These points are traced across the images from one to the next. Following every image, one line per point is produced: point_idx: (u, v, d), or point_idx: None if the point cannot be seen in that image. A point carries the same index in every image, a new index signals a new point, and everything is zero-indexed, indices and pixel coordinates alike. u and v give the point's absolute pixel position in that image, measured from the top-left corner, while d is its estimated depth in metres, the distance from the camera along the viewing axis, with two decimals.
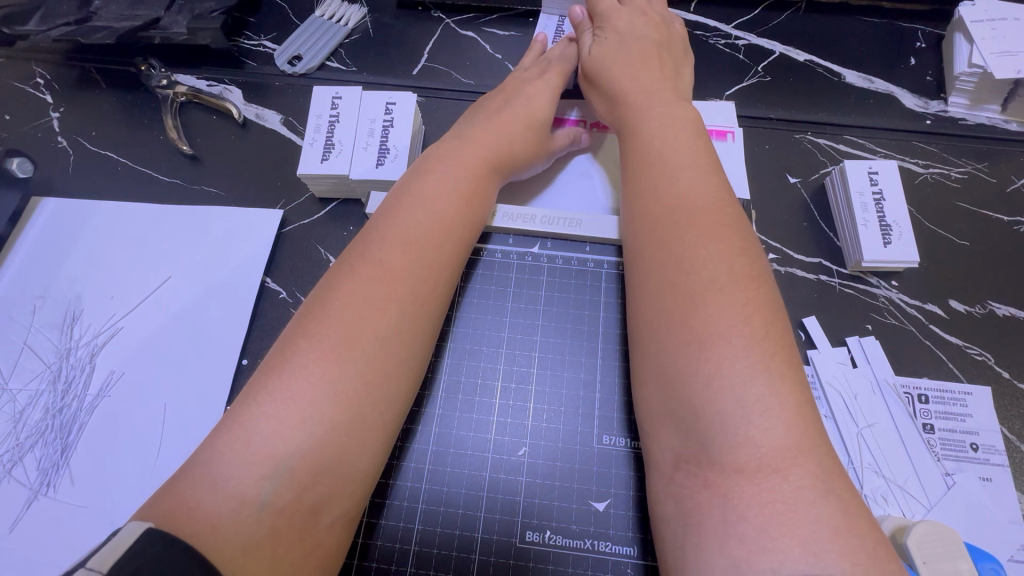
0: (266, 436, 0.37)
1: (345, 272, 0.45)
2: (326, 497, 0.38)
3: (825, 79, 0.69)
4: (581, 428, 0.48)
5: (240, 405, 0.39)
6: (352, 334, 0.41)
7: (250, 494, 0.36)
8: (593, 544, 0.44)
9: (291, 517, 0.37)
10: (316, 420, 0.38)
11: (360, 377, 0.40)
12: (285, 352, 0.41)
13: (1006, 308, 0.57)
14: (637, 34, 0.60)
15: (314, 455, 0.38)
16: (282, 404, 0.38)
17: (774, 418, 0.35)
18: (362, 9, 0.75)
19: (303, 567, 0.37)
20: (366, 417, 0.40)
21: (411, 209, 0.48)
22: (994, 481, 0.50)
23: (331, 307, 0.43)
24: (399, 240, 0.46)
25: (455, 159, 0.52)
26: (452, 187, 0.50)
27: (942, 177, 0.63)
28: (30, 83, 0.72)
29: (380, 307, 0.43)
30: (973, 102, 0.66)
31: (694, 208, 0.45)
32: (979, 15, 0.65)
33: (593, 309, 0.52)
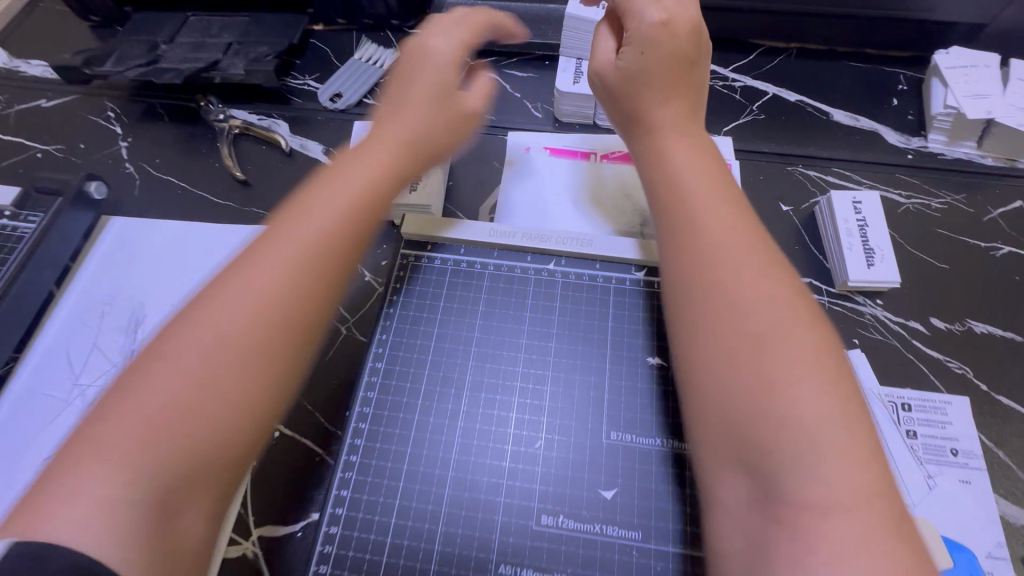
0: (125, 445, 0.38)
1: (225, 280, 0.45)
2: (189, 497, 0.39)
3: (815, 116, 0.76)
4: (591, 424, 0.53)
5: (98, 420, 0.39)
6: (221, 349, 0.42)
7: (111, 498, 0.36)
8: (601, 528, 0.49)
9: (156, 516, 0.37)
10: (181, 434, 0.39)
11: (235, 384, 0.41)
12: (145, 366, 0.41)
13: (984, 326, 0.62)
14: (674, 49, 0.56)
15: (181, 455, 0.39)
16: (157, 408, 0.39)
17: (844, 460, 0.37)
18: (396, 53, 0.85)
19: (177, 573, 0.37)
20: (233, 428, 0.41)
21: (295, 223, 0.48)
22: (973, 483, 0.53)
23: (197, 321, 0.43)
24: (272, 253, 0.46)
25: (342, 173, 0.53)
26: (343, 192, 0.51)
27: (923, 207, 0.69)
28: (101, 116, 0.82)
29: (259, 313, 0.44)
30: (951, 139, 0.73)
31: (744, 252, 0.47)
32: (953, 61, 0.72)
33: (603, 319, 0.58)
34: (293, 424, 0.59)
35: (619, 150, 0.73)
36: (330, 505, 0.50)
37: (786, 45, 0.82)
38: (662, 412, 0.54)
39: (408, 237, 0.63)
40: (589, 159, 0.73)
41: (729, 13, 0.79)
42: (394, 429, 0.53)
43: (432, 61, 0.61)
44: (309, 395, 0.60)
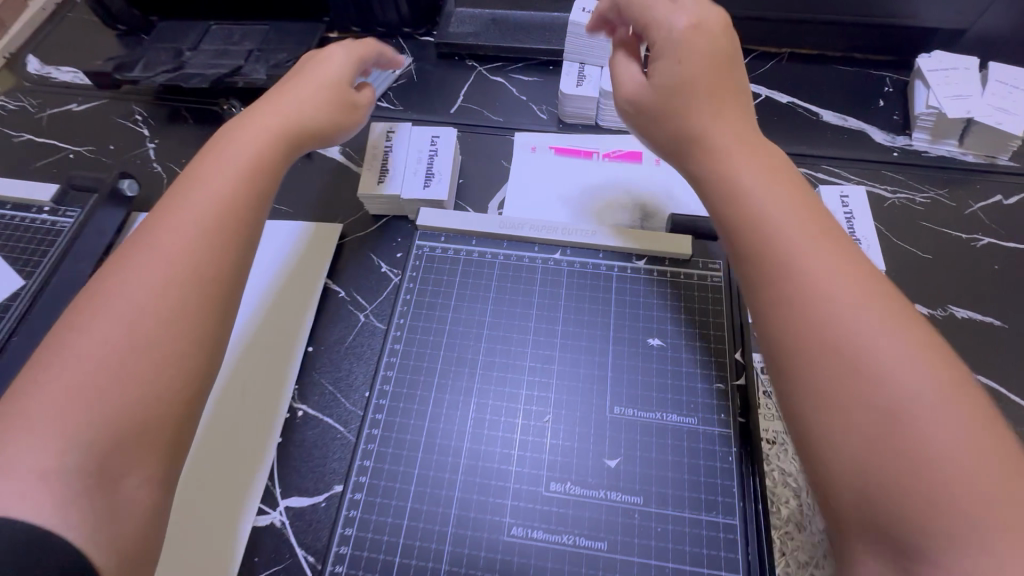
0: (49, 414, 0.38)
1: (125, 262, 0.46)
2: (125, 476, 0.40)
3: (805, 117, 0.81)
4: (596, 399, 0.56)
5: (19, 398, 0.39)
6: (133, 314, 0.43)
7: (52, 464, 0.37)
8: (607, 494, 0.51)
9: (92, 495, 0.38)
10: (101, 399, 0.40)
11: (147, 361, 0.42)
12: (60, 341, 0.42)
13: (965, 312, 0.65)
14: (712, 55, 0.51)
15: (102, 435, 0.39)
16: (67, 393, 0.39)
17: (1007, 539, 0.33)
18: (408, 59, 0.90)
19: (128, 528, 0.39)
20: (157, 388, 0.42)
21: (192, 193, 0.50)
22: None
23: (104, 293, 0.44)
24: (175, 224, 0.48)
25: (235, 144, 0.54)
26: (236, 169, 0.52)
27: (908, 201, 0.73)
28: (129, 119, 0.87)
29: (165, 288, 0.44)
30: (934, 137, 0.77)
31: (867, 302, 0.40)
32: (935, 64, 0.76)
33: (607, 302, 0.61)
34: (317, 404, 0.62)
35: (618, 149, 0.78)
36: (354, 474, 0.54)
37: (778, 50, 0.87)
38: (668, 388, 0.56)
39: (423, 229, 0.67)
40: (591, 158, 0.77)
41: None
42: (412, 404, 0.57)
43: (327, 52, 0.63)
44: (332, 377, 0.64)
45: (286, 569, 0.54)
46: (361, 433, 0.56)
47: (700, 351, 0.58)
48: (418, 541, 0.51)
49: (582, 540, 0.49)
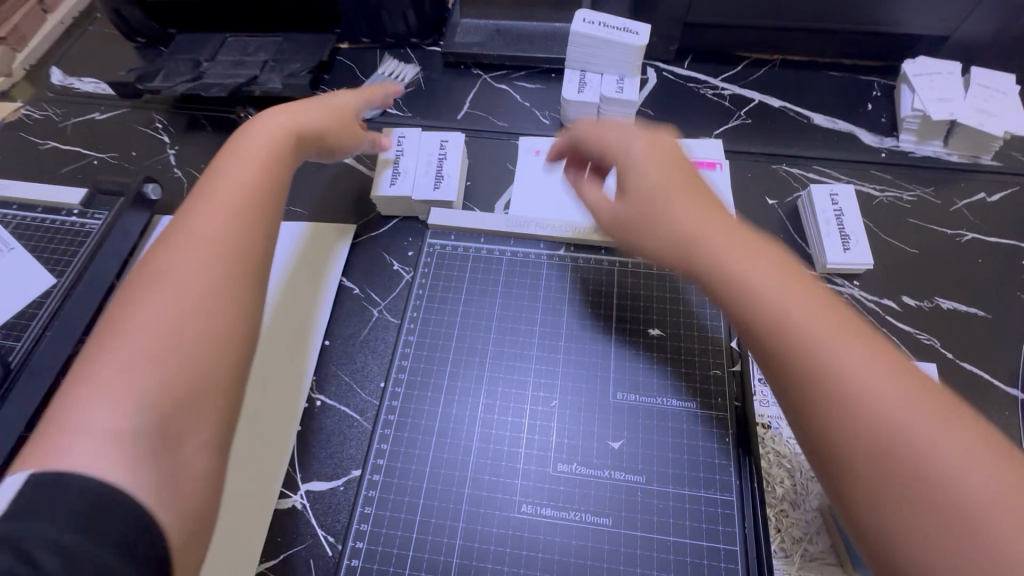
0: (116, 383, 0.41)
1: (166, 247, 0.49)
2: (187, 436, 0.42)
3: (797, 120, 0.85)
4: (600, 385, 0.59)
5: (85, 373, 0.42)
6: (180, 287, 0.46)
7: (121, 426, 0.40)
8: (611, 473, 0.54)
9: (157, 455, 0.40)
10: (159, 365, 0.43)
11: (198, 327, 0.45)
12: (117, 318, 0.45)
13: (951, 303, 0.69)
14: (672, 163, 0.52)
15: (164, 397, 0.42)
16: (129, 361, 0.42)
17: None
18: (417, 68, 0.94)
19: (190, 490, 0.41)
20: (208, 355, 0.45)
21: (221, 181, 0.54)
22: None
23: (152, 273, 0.47)
24: (211, 206, 0.51)
25: (255, 136, 0.59)
26: (257, 158, 0.57)
27: (896, 200, 0.77)
28: (150, 127, 0.91)
29: (207, 261, 0.48)
30: (920, 138, 0.81)
31: (895, 403, 0.37)
32: (920, 69, 0.80)
33: (609, 295, 0.64)
34: (334, 394, 0.65)
35: None
36: (372, 458, 0.57)
37: (770, 57, 0.91)
38: (668, 375, 0.59)
39: (433, 228, 0.70)
40: None
41: (716, 29, 0.88)
42: (426, 390, 0.60)
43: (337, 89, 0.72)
44: (348, 369, 0.67)
45: (307, 549, 0.57)
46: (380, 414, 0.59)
47: (697, 341, 0.61)
48: (433, 518, 0.54)
49: (589, 516, 0.52)
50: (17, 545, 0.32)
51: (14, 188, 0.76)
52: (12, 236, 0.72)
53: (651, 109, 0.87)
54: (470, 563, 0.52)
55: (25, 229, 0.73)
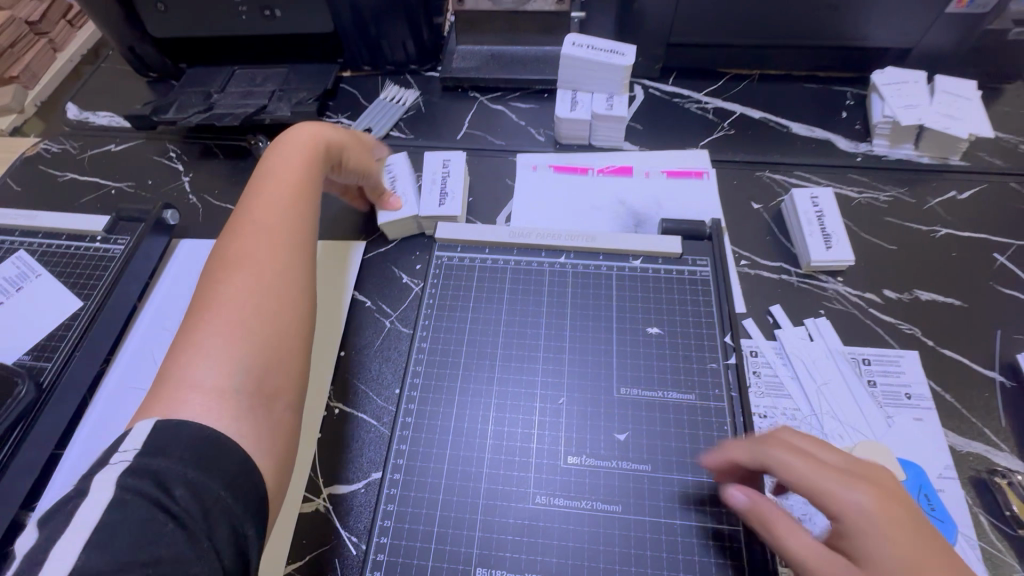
0: (218, 348, 0.50)
1: (238, 241, 0.59)
2: (276, 393, 0.51)
3: (777, 130, 0.90)
4: (604, 382, 0.62)
5: (185, 346, 0.50)
6: (259, 271, 0.56)
7: (224, 384, 0.48)
8: (618, 463, 0.58)
9: (255, 409, 0.49)
10: (249, 333, 0.52)
11: (276, 305, 0.55)
12: (206, 300, 0.54)
13: (929, 294, 0.73)
14: (911, 511, 0.43)
15: (256, 359, 0.51)
16: (225, 331, 0.51)
17: None
18: (417, 93, 1.00)
19: (278, 439, 0.49)
20: (287, 325, 0.55)
21: (271, 185, 0.65)
22: (926, 420, 0.63)
23: (230, 261, 0.57)
24: (271, 207, 0.63)
25: (291, 145, 0.68)
26: (298, 165, 0.67)
27: (873, 200, 0.82)
28: (165, 156, 0.95)
29: (275, 249, 0.59)
30: (892, 142, 0.86)
31: None
32: (888, 78, 0.86)
33: (608, 298, 0.68)
34: (352, 402, 0.69)
35: (610, 165, 0.87)
36: (392, 458, 0.60)
37: (749, 73, 0.97)
38: (668, 369, 0.63)
39: (440, 241, 0.75)
40: (587, 174, 0.86)
41: (696, 48, 0.94)
42: (441, 393, 0.64)
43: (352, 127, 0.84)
44: (364, 378, 0.70)
45: (332, 549, 0.60)
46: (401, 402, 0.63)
47: (692, 338, 0.65)
48: (453, 512, 0.57)
49: (599, 504, 0.56)
50: (153, 476, 0.40)
51: (40, 218, 0.80)
52: (38, 263, 0.76)
53: (639, 124, 0.93)
54: (490, 553, 0.54)
55: (51, 256, 0.77)
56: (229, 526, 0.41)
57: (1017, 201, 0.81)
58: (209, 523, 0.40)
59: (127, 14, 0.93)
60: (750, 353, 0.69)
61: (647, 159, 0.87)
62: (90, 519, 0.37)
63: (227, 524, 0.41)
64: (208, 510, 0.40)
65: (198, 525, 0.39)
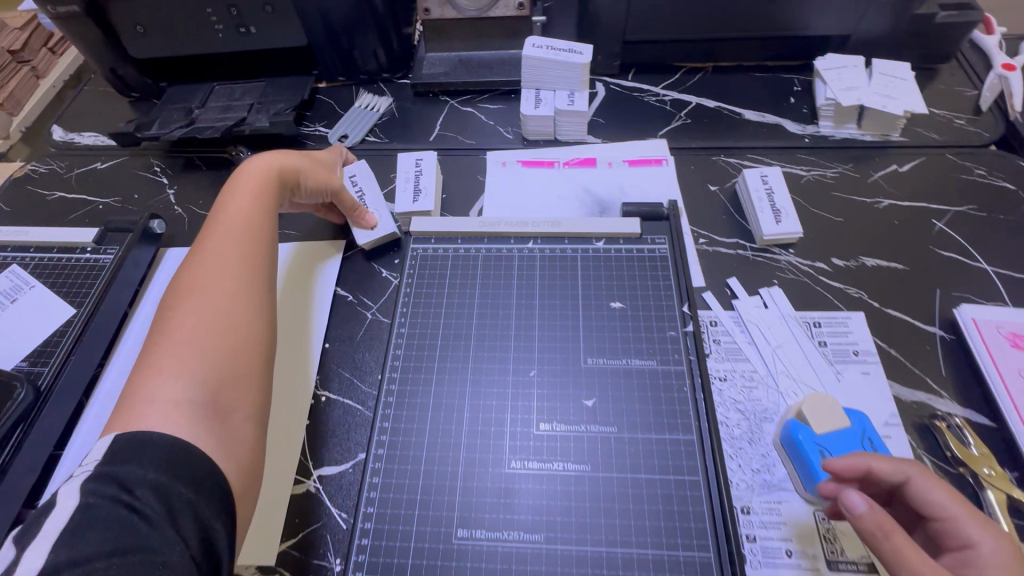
0: (176, 366, 0.54)
1: (197, 268, 0.63)
2: (231, 408, 0.55)
3: (729, 117, 0.96)
4: (572, 354, 0.67)
5: (146, 367, 0.54)
6: (214, 293, 0.61)
7: (180, 398, 0.52)
8: (586, 427, 0.62)
9: (209, 420, 0.52)
10: (205, 350, 0.56)
11: (227, 329, 0.59)
12: (165, 325, 0.58)
13: (874, 260, 0.78)
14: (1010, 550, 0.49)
15: (212, 373, 0.55)
16: (181, 351, 0.55)
17: None
18: (389, 99, 1.05)
19: (236, 446, 0.53)
20: (242, 341, 0.59)
21: (227, 215, 0.69)
22: (873, 373, 0.68)
23: (188, 287, 0.61)
24: (226, 235, 0.67)
25: (245, 176, 0.73)
26: (252, 194, 0.71)
27: (820, 177, 0.87)
28: (149, 171, 0.99)
29: (231, 273, 0.63)
30: (836, 123, 0.92)
31: None
32: (828, 64, 0.92)
33: (573, 277, 0.73)
34: (337, 390, 0.72)
35: (575, 158, 0.92)
36: (375, 436, 0.63)
37: (702, 65, 1.03)
38: (630, 339, 0.67)
39: (415, 234, 0.79)
40: (553, 167, 0.91)
41: (651, 45, 1.00)
42: (419, 374, 0.67)
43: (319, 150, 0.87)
44: (348, 366, 0.74)
45: (322, 526, 0.63)
46: (382, 384, 0.67)
47: (653, 310, 0.69)
48: (434, 481, 0.60)
49: (570, 465, 0.59)
50: (115, 480, 0.44)
51: (30, 233, 0.83)
52: (31, 276, 0.79)
53: (601, 118, 0.98)
54: (470, 516, 0.58)
55: (42, 269, 0.80)
56: (195, 519, 0.45)
57: (952, 171, 0.86)
58: (172, 514, 0.43)
59: (108, 38, 0.98)
60: (710, 323, 0.74)
61: (610, 151, 0.92)
62: (56, 526, 0.40)
63: (193, 516, 0.45)
64: (173, 505, 0.44)
65: (160, 516, 0.43)
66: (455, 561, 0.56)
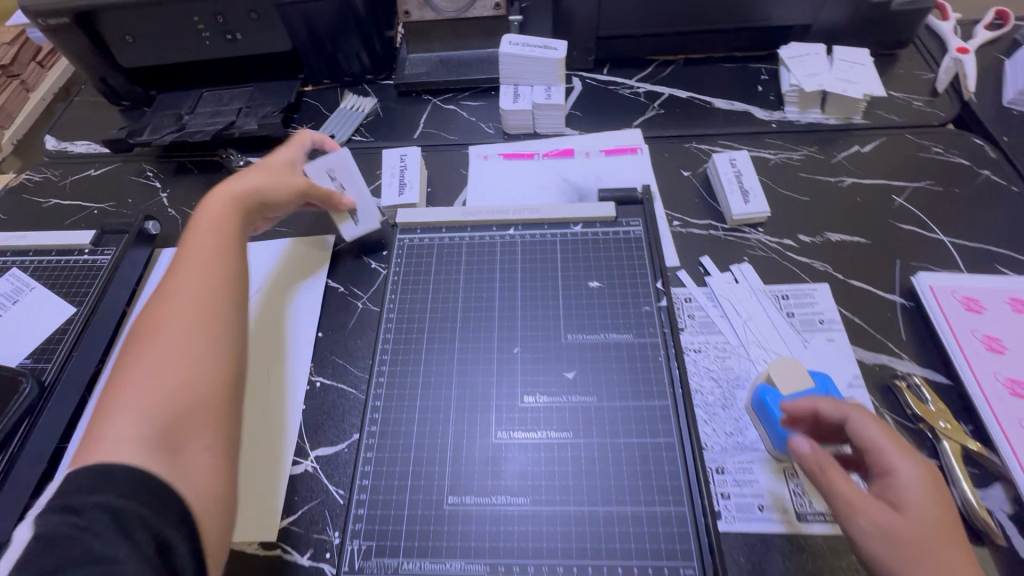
0: (134, 400, 0.53)
1: (162, 297, 0.63)
2: (186, 440, 0.53)
3: (700, 106, 1.00)
4: (553, 330, 0.70)
5: (108, 402, 0.54)
6: (175, 322, 0.60)
7: (134, 434, 0.51)
8: (567, 397, 0.65)
9: (163, 452, 0.51)
10: (162, 381, 0.55)
11: (185, 356, 0.57)
12: (128, 358, 0.58)
13: (838, 235, 0.83)
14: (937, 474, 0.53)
15: (170, 405, 0.54)
16: (138, 385, 0.54)
17: None
18: (374, 100, 1.08)
19: (195, 475, 0.51)
20: (202, 369, 0.57)
21: (195, 241, 0.69)
22: (837, 339, 0.72)
23: (152, 318, 0.61)
24: (191, 261, 0.66)
25: (215, 202, 0.73)
26: (219, 219, 0.71)
27: (787, 159, 0.92)
28: (142, 176, 1.02)
29: (193, 298, 0.62)
30: (801, 108, 0.96)
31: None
32: (792, 52, 0.97)
33: (553, 260, 0.77)
34: (331, 375, 0.75)
35: (554, 149, 0.95)
36: (368, 414, 0.67)
37: (674, 58, 1.08)
38: (607, 315, 0.71)
39: (401, 225, 0.82)
40: (533, 158, 0.95)
41: (623, 39, 1.05)
42: (409, 355, 0.71)
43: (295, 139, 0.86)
44: (341, 353, 0.77)
45: (321, 503, 0.66)
46: (374, 367, 0.70)
47: (629, 287, 0.73)
48: (425, 453, 0.64)
49: (553, 433, 0.63)
50: (61, 507, 0.43)
51: (28, 238, 0.86)
52: (31, 278, 0.82)
53: (578, 111, 1.02)
54: (460, 483, 0.61)
55: (41, 272, 0.83)
56: (150, 531, 0.43)
57: (911, 150, 0.91)
58: (124, 528, 0.42)
59: (98, 48, 1.01)
60: (685, 299, 0.78)
61: (587, 142, 0.96)
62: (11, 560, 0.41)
63: (146, 528, 0.43)
64: (123, 521, 0.43)
65: (107, 528, 0.42)
66: (446, 525, 0.59)
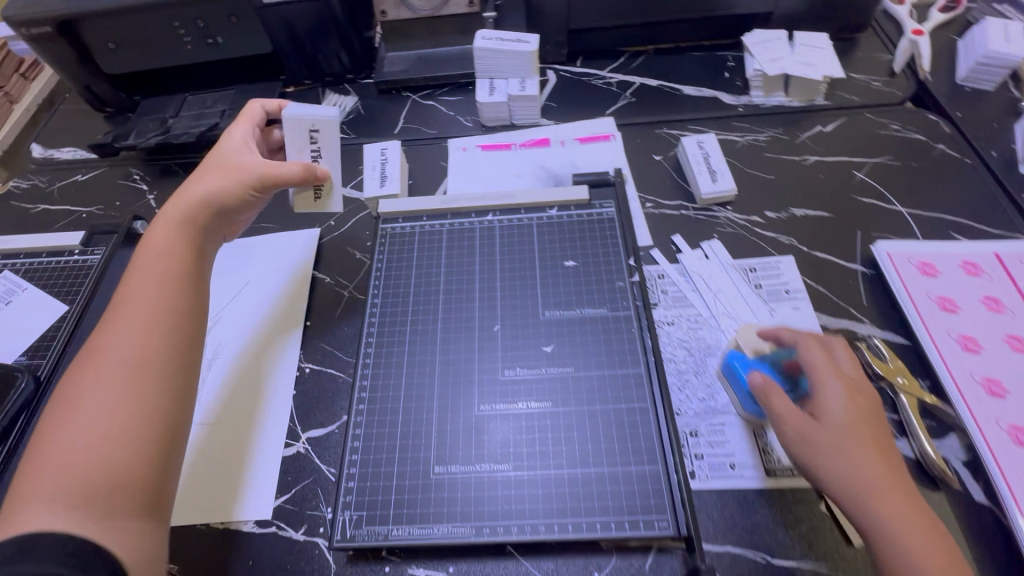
0: (58, 460, 0.53)
1: (94, 344, 0.62)
2: (115, 504, 0.53)
3: (670, 93, 1.04)
4: (532, 308, 0.74)
5: (35, 458, 0.54)
6: (102, 374, 0.58)
7: (57, 501, 0.51)
8: (546, 370, 0.68)
9: (87, 516, 0.51)
10: (88, 440, 0.54)
11: (111, 413, 0.56)
12: (58, 412, 0.57)
13: (803, 210, 0.86)
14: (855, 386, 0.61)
15: (96, 466, 0.53)
16: (63, 445, 0.54)
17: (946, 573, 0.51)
18: (355, 98, 1.11)
19: (122, 534, 0.52)
20: (129, 426, 0.56)
21: (132, 279, 0.68)
22: (803, 307, 0.76)
23: (83, 366, 0.60)
24: (124, 304, 0.65)
25: (156, 231, 0.71)
26: (156, 254, 0.69)
27: (753, 141, 0.95)
28: (129, 179, 1.04)
29: (122, 346, 0.61)
30: (766, 92, 1.00)
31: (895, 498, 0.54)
32: (755, 38, 1.01)
33: (530, 243, 0.80)
34: (320, 361, 0.78)
35: (530, 139, 0.99)
36: (355, 395, 0.69)
37: (644, 49, 1.12)
38: (583, 292, 0.74)
39: (383, 215, 0.85)
40: (510, 149, 0.98)
41: (595, 32, 1.08)
42: (393, 338, 0.74)
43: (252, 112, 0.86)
44: (329, 339, 0.80)
45: (313, 481, 0.69)
46: (360, 350, 0.73)
47: (603, 266, 0.76)
48: (411, 428, 0.66)
49: (533, 404, 0.66)
50: None
51: (19, 242, 0.88)
52: (22, 280, 0.84)
53: (553, 102, 1.06)
54: (446, 455, 0.64)
55: (32, 274, 0.85)
56: None
57: (871, 128, 0.95)
58: None
59: (82, 56, 1.03)
60: (658, 276, 0.81)
61: (562, 131, 0.99)
62: None
63: None
64: None
65: None
66: (434, 493, 0.62)
